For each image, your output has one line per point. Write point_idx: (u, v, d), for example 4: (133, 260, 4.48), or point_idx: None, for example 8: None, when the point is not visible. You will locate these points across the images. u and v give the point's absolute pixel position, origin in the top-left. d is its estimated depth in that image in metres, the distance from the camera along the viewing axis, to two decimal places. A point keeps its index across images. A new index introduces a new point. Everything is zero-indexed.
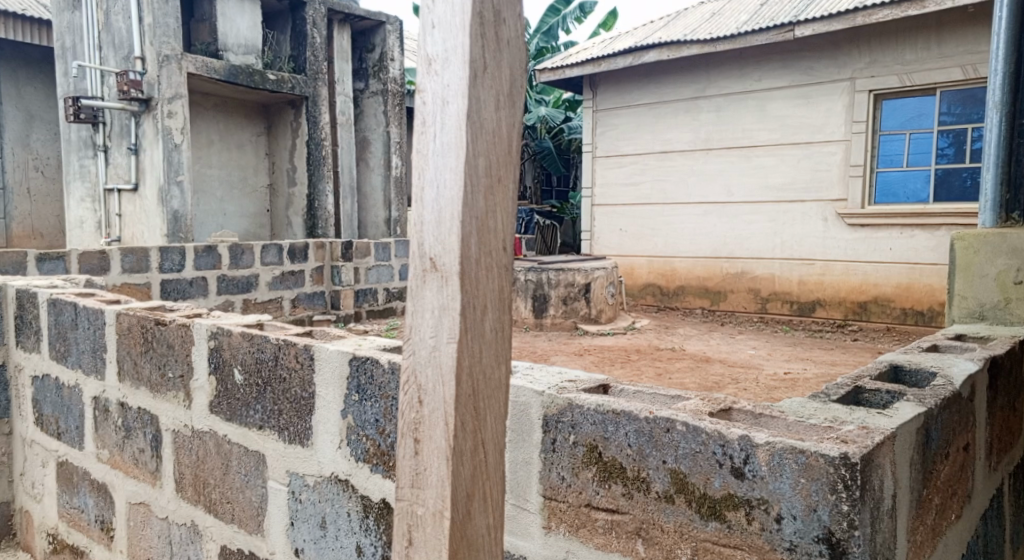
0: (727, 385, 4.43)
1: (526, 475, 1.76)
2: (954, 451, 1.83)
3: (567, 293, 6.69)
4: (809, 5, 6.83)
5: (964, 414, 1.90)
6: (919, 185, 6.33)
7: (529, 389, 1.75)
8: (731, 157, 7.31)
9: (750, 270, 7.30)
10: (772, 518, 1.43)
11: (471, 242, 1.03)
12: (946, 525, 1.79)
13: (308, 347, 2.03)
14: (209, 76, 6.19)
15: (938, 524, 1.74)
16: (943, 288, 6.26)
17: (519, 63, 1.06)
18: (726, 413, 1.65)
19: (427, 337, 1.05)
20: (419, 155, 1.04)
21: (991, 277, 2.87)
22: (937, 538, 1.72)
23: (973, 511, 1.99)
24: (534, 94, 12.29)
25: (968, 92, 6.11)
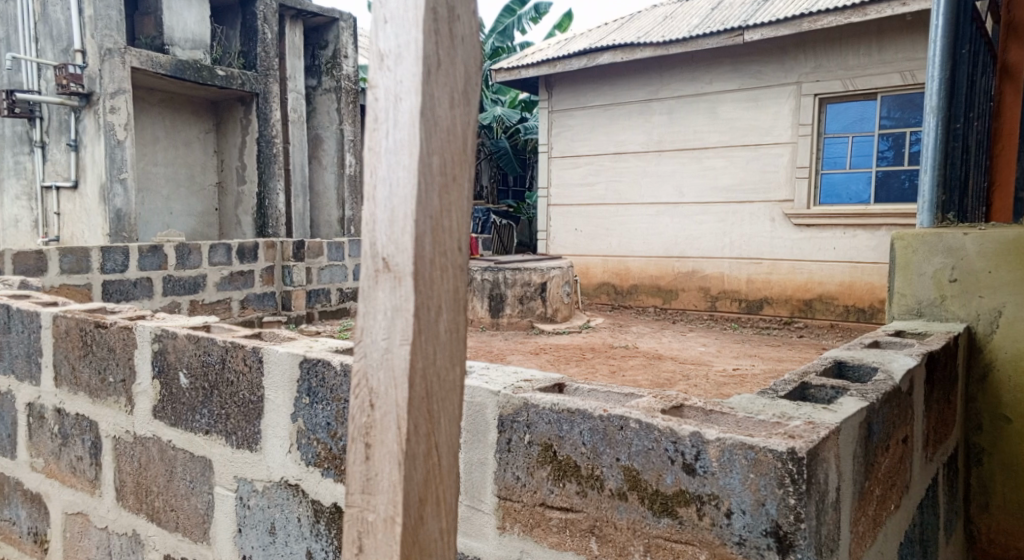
0: (678, 382, 4.49)
1: (480, 475, 1.75)
2: (894, 444, 1.88)
3: (523, 292, 6.68)
4: (757, 10, 6.95)
5: (902, 408, 1.94)
6: (861, 186, 6.52)
7: (484, 389, 1.75)
8: (682, 159, 7.40)
9: (700, 269, 7.39)
10: (722, 513, 1.45)
11: (425, 242, 1.01)
12: (886, 516, 1.83)
13: (257, 350, 1.99)
14: (155, 71, 6.03)
15: (878, 514, 1.77)
16: (883, 287, 6.44)
17: (473, 60, 1.04)
18: (677, 410, 1.67)
19: (379, 339, 1.03)
20: (371, 152, 1.02)
21: (928, 276, 2.77)
22: (877, 528, 1.76)
23: (911, 501, 2.03)
24: (490, 93, 12.29)
25: (906, 98, 6.28)
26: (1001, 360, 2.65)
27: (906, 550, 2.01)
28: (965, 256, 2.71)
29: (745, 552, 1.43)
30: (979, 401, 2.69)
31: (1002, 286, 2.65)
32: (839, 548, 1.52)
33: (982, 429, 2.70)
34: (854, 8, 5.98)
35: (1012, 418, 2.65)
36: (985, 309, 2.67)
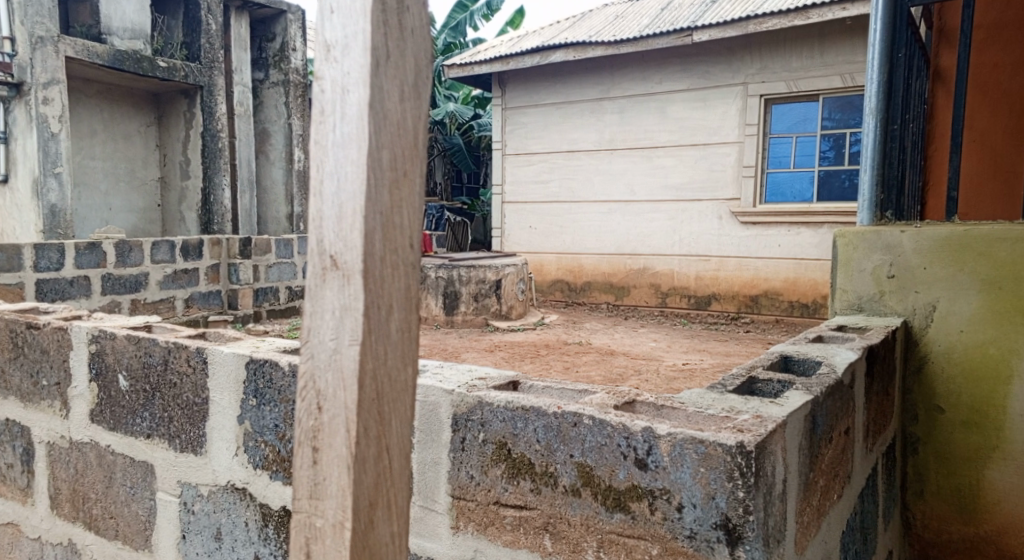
0: (630, 378, 4.52)
1: (433, 475, 1.74)
2: (836, 435, 1.91)
3: (477, 290, 6.65)
4: (705, 12, 7.03)
5: (844, 400, 1.97)
6: (804, 185, 6.68)
7: (438, 388, 1.73)
8: (633, 157, 7.46)
9: (651, 266, 7.46)
10: (673, 507, 1.45)
11: (376, 239, 0.98)
12: (829, 506, 1.86)
13: (201, 350, 1.94)
14: (91, 60, 5.85)
15: (822, 504, 1.80)
16: (826, 283, 6.58)
17: (424, 53, 1.01)
18: (630, 405, 1.67)
19: (327, 340, 1.00)
20: (317, 145, 1.00)
21: (868, 272, 2.72)
22: (821, 518, 1.78)
23: (852, 490, 2.07)
24: (443, 89, 12.23)
25: (846, 100, 6.44)
26: (937, 353, 2.62)
27: (848, 539, 2.05)
28: (903, 253, 2.65)
29: (696, 545, 1.44)
30: (915, 392, 2.66)
31: (938, 282, 2.61)
32: (786, 539, 1.53)
33: (918, 420, 2.67)
34: (797, 11, 6.09)
35: (946, 409, 2.62)
36: (921, 304, 2.64)
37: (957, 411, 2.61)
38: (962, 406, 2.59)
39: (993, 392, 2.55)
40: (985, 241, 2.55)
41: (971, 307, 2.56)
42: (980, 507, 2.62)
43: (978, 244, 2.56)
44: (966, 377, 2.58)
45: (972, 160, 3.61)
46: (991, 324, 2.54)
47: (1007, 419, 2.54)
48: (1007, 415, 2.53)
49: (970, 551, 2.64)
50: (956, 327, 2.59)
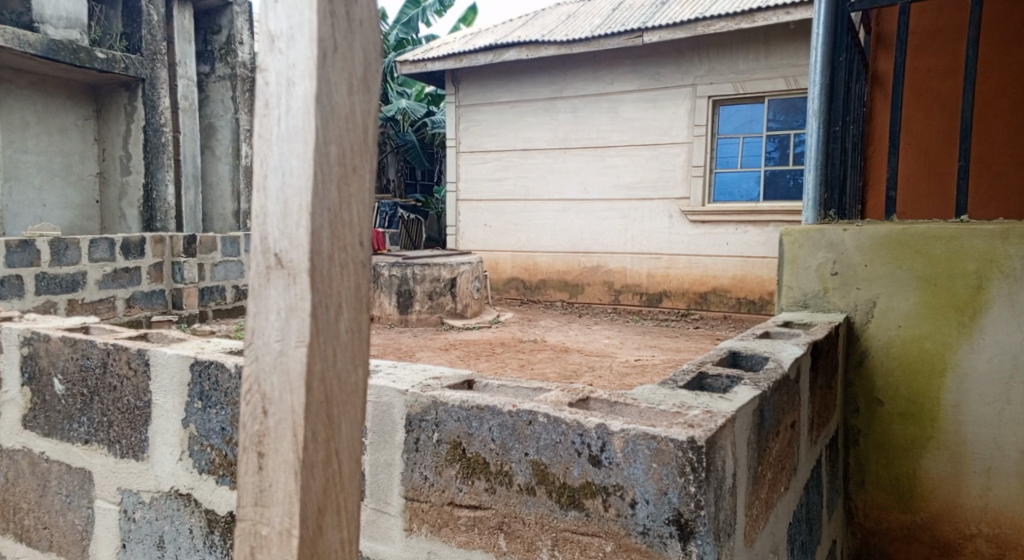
0: (584, 375, 4.53)
1: (386, 476, 1.72)
2: (783, 429, 1.93)
3: (432, 288, 6.61)
4: (655, 13, 7.09)
5: (790, 394, 1.99)
6: (751, 185, 6.81)
7: (392, 389, 1.71)
8: (586, 157, 7.50)
9: (604, 264, 7.50)
10: (627, 503, 1.44)
11: (324, 236, 0.95)
12: (777, 498, 1.87)
13: (142, 352, 1.88)
14: (22, 49, 5.64)
15: (770, 497, 1.81)
16: (772, 280, 6.72)
17: (374, 45, 0.99)
18: (584, 403, 1.66)
19: (272, 342, 0.97)
20: (261, 140, 0.96)
21: (813, 269, 2.75)
22: (768, 511, 1.79)
23: (798, 483, 2.10)
24: (395, 86, 12.14)
25: (790, 102, 6.59)
26: (876, 347, 2.64)
27: (795, 531, 2.08)
28: (845, 250, 2.68)
29: (649, 541, 1.43)
30: (856, 386, 2.68)
31: (877, 279, 2.64)
32: (735, 532, 1.54)
33: (859, 412, 2.68)
34: (743, 15, 6.19)
35: (885, 401, 2.64)
36: (862, 300, 2.66)
37: (895, 403, 2.62)
38: (900, 399, 2.61)
39: (930, 385, 2.57)
40: (921, 239, 2.56)
41: (908, 303, 2.59)
42: (917, 495, 2.63)
43: (915, 241, 2.57)
44: (903, 371, 2.60)
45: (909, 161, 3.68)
46: (927, 319, 2.56)
47: (942, 410, 2.56)
48: (943, 406, 2.56)
49: (908, 538, 2.66)
50: (894, 322, 2.61)
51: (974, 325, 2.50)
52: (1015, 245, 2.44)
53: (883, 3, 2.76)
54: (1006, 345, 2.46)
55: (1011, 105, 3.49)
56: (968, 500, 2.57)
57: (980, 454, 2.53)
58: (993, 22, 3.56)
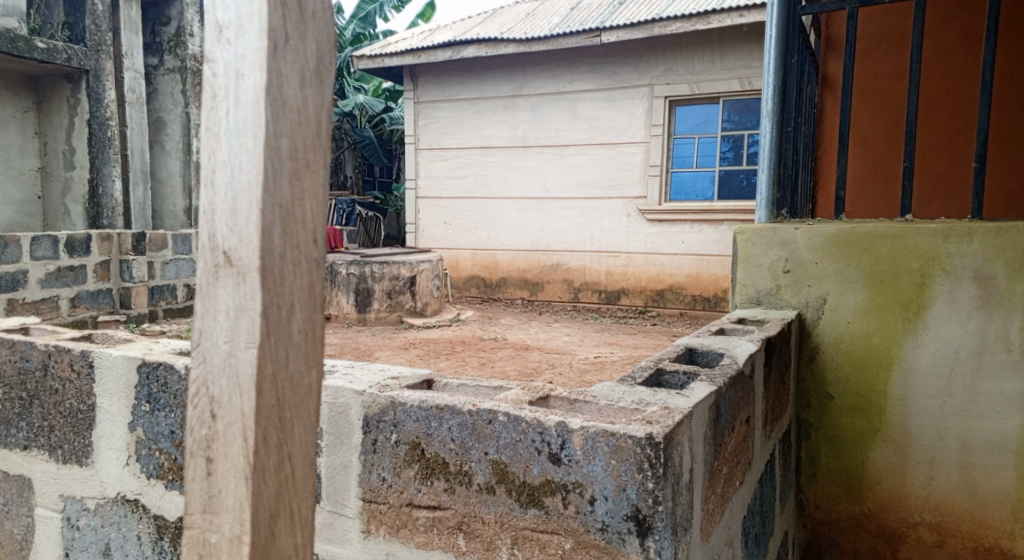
0: (544, 372, 4.53)
1: (344, 478, 1.69)
2: (738, 424, 1.94)
3: (391, 286, 6.56)
4: (612, 13, 7.12)
5: (745, 390, 2.01)
6: (705, 185, 6.89)
7: (349, 389, 1.68)
8: (545, 155, 7.50)
9: (564, 262, 7.52)
10: (586, 500, 1.43)
11: (275, 233, 0.92)
12: (732, 492, 1.88)
13: (86, 353, 1.82)
14: None
15: (726, 491, 1.82)
16: (726, 277, 6.81)
17: (327, 37, 0.96)
18: (544, 401, 1.65)
19: (221, 343, 0.94)
20: (209, 133, 0.93)
21: (766, 267, 2.77)
22: (724, 504, 1.80)
23: (752, 477, 2.12)
24: (352, 81, 12.02)
25: (744, 102, 6.67)
26: (827, 343, 2.67)
27: (749, 524, 2.10)
28: (797, 249, 2.71)
29: (608, 538, 1.42)
30: (808, 380, 2.71)
31: (828, 276, 2.67)
32: (692, 528, 1.54)
33: (810, 406, 2.72)
34: (698, 16, 6.24)
35: (835, 395, 2.67)
36: (813, 297, 2.70)
37: (845, 397, 2.66)
38: (849, 392, 2.65)
39: (876, 379, 2.61)
40: (870, 237, 2.60)
41: (857, 300, 2.63)
42: (865, 486, 2.67)
43: (863, 240, 2.61)
44: (852, 365, 2.64)
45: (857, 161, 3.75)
46: (875, 315, 2.60)
47: (889, 404, 2.61)
48: (889, 400, 2.60)
49: (856, 528, 2.70)
50: (844, 319, 2.65)
51: (919, 320, 2.55)
52: (956, 243, 2.49)
53: (833, 7, 2.79)
54: (948, 340, 2.51)
55: (951, 107, 3.58)
56: (913, 491, 2.61)
57: (924, 446, 2.58)
58: (938, 25, 3.61)
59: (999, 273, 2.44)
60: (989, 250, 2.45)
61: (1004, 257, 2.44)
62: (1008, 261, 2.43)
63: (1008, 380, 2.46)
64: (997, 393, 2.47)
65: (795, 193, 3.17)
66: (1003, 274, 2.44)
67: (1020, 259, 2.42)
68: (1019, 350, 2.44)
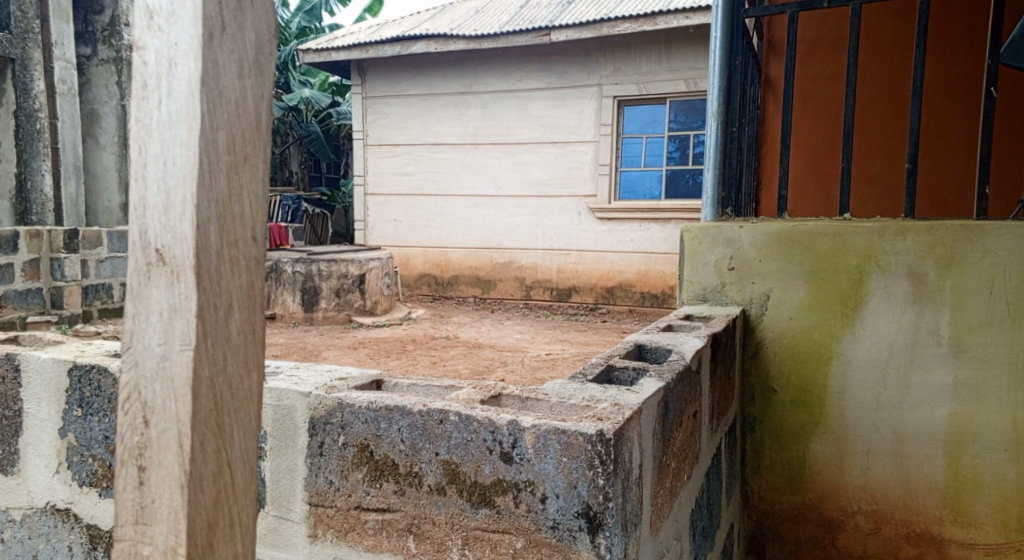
0: (496, 369, 4.52)
1: (289, 483, 1.65)
2: (685, 419, 1.94)
3: (340, 285, 6.46)
4: (561, 12, 7.13)
5: (692, 385, 2.01)
6: (653, 184, 6.95)
7: (294, 391, 1.64)
8: (496, 153, 7.48)
9: (516, 260, 7.51)
10: (537, 498, 1.41)
11: (211, 232, 0.88)
12: (680, 486, 1.89)
13: (12, 357, 1.74)
14: None
15: (674, 486, 1.82)
16: (673, 274, 6.90)
17: (267, 28, 0.92)
18: (495, 400, 1.63)
19: (154, 345, 0.89)
20: (140, 124, 0.89)
21: (711, 264, 2.80)
22: (673, 498, 1.80)
23: (699, 471, 2.12)
24: (298, 75, 11.85)
25: (690, 103, 6.74)
26: (770, 339, 2.71)
27: (696, 516, 2.10)
28: (741, 246, 2.74)
29: (559, 535, 1.40)
30: (752, 375, 2.74)
31: (771, 273, 2.70)
32: (641, 523, 1.53)
33: (754, 401, 2.75)
34: (646, 17, 6.29)
35: (778, 389, 2.71)
36: (756, 293, 2.73)
37: (787, 391, 2.70)
38: (792, 386, 2.69)
39: (817, 373, 2.65)
40: (811, 235, 2.64)
41: (799, 296, 2.66)
42: (806, 478, 2.71)
43: (804, 238, 2.65)
44: (794, 360, 2.68)
45: (797, 161, 3.81)
46: (815, 311, 2.65)
47: (828, 397, 2.65)
48: (828, 393, 2.65)
49: (798, 517, 2.74)
50: (786, 315, 2.68)
51: (857, 316, 2.60)
52: (892, 240, 2.54)
53: (774, 10, 2.82)
54: (884, 334, 2.57)
55: (888, 108, 3.66)
56: (851, 481, 2.66)
57: (861, 437, 2.63)
58: (872, 30, 3.67)
59: (930, 270, 2.50)
60: (922, 247, 2.51)
61: (935, 254, 2.49)
62: (939, 257, 2.49)
63: (939, 372, 2.52)
64: (928, 385, 2.53)
65: (740, 191, 3.20)
66: (934, 270, 2.50)
67: (949, 256, 2.48)
68: (949, 343, 2.50)
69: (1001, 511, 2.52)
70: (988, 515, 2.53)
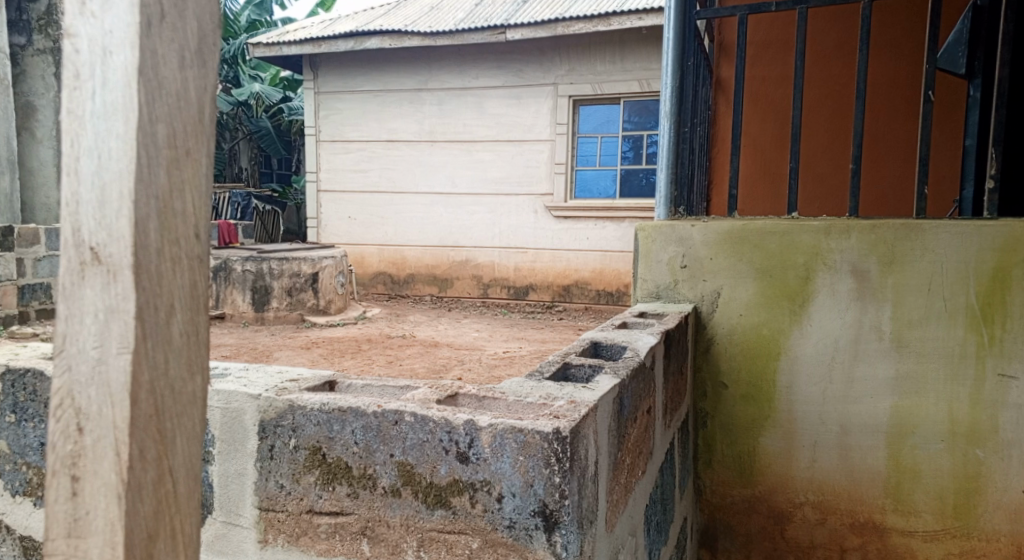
0: (453, 368, 4.48)
1: (238, 488, 1.60)
2: (639, 415, 1.94)
3: (291, 284, 6.34)
4: (516, 10, 7.12)
5: (646, 381, 2.02)
6: (608, 183, 6.99)
7: (243, 394, 1.59)
8: (451, 151, 7.44)
9: (473, 258, 7.48)
10: (493, 498, 1.39)
11: (150, 229, 0.84)
12: (634, 482, 1.88)
13: None
14: None
15: (629, 481, 1.82)
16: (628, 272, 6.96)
17: (210, 17, 0.88)
18: (452, 400, 1.60)
19: (89, 349, 0.85)
20: (72, 116, 0.84)
21: (664, 262, 2.81)
22: (628, 494, 1.80)
23: (653, 467, 2.12)
24: (249, 69, 11.66)
25: (643, 104, 6.80)
26: (720, 335, 2.73)
27: (650, 511, 2.11)
28: (693, 245, 2.75)
29: (515, 535, 1.38)
30: (703, 371, 2.76)
31: (722, 271, 2.73)
32: (597, 520, 1.52)
33: (706, 396, 2.77)
34: (600, 17, 6.31)
35: (728, 385, 2.73)
36: (708, 291, 2.75)
37: (738, 386, 2.72)
38: (741, 381, 2.71)
39: (766, 368, 2.68)
40: (760, 233, 2.67)
41: (748, 294, 2.69)
42: (756, 471, 2.74)
43: (754, 235, 2.68)
44: (744, 356, 2.70)
45: (747, 161, 3.86)
46: (764, 307, 2.67)
47: (776, 391, 2.68)
48: (777, 388, 2.68)
49: (747, 510, 2.76)
50: (736, 312, 2.71)
51: (804, 312, 2.63)
52: (837, 238, 2.58)
53: (725, 12, 2.83)
54: (830, 329, 2.61)
55: (837, 109, 3.72)
56: (798, 474, 2.69)
57: (808, 431, 2.66)
58: (819, 33, 3.73)
59: (873, 267, 2.55)
60: (865, 246, 2.55)
61: (877, 252, 2.54)
62: (881, 256, 2.54)
63: (881, 366, 2.57)
64: (872, 379, 2.58)
65: (691, 191, 3.23)
66: (876, 268, 2.55)
67: (890, 254, 2.53)
68: (890, 338, 2.55)
69: (939, 500, 2.57)
70: (926, 503, 2.58)
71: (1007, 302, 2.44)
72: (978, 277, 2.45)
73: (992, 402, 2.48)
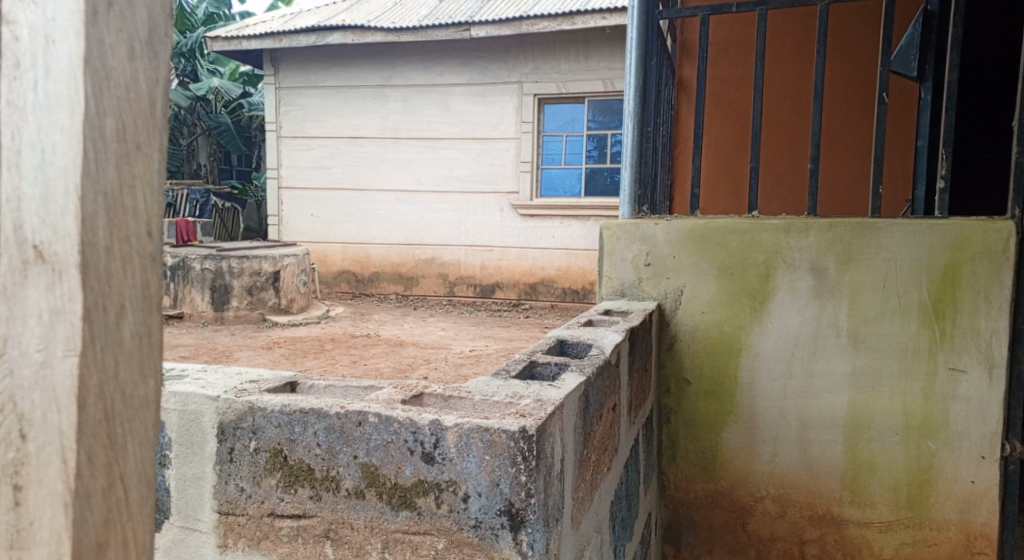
0: (418, 367, 4.45)
1: (196, 492, 1.57)
2: (604, 412, 1.94)
3: (252, 283, 6.26)
4: (481, 8, 7.10)
5: (611, 378, 2.01)
6: (573, 181, 7.00)
7: (201, 396, 1.56)
8: (416, 148, 7.39)
9: (439, 256, 7.45)
10: (459, 498, 1.37)
11: (98, 226, 0.81)
12: (600, 479, 1.88)
13: None
14: None
15: (594, 478, 1.82)
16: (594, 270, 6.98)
17: (161, 6, 0.85)
18: (417, 399, 1.58)
19: (32, 352, 0.80)
20: (11, 107, 0.80)
21: (628, 260, 2.81)
22: (593, 491, 1.79)
23: (618, 463, 2.12)
24: (206, 64, 11.46)
25: (607, 103, 6.83)
26: (683, 332, 2.74)
27: (615, 508, 2.10)
28: (656, 243, 2.76)
29: (480, 535, 1.36)
30: (667, 367, 2.77)
31: (685, 269, 2.74)
32: (563, 518, 1.51)
33: (669, 392, 2.78)
34: (564, 16, 6.32)
35: (691, 381, 2.75)
36: (671, 288, 2.76)
37: (700, 382, 2.74)
38: (704, 377, 2.73)
39: (727, 364, 2.70)
40: (721, 232, 2.69)
41: (710, 291, 2.71)
42: (718, 466, 2.75)
43: (715, 234, 2.69)
44: (706, 352, 2.72)
45: (709, 161, 3.89)
46: (726, 304, 2.69)
47: (738, 387, 2.70)
48: (738, 383, 2.70)
49: (710, 504, 2.77)
50: (698, 309, 2.72)
51: (764, 309, 2.65)
52: (797, 236, 2.61)
53: (687, 12, 2.84)
54: (789, 325, 2.63)
55: (798, 109, 3.76)
56: (759, 468, 2.71)
57: (768, 426, 2.69)
58: (778, 34, 3.77)
59: (830, 265, 2.58)
60: (823, 244, 2.58)
61: (835, 250, 2.57)
62: (838, 253, 2.57)
63: (839, 361, 2.60)
64: (830, 374, 2.61)
65: (654, 189, 3.23)
66: (833, 266, 2.58)
67: (847, 251, 2.56)
68: (847, 334, 2.58)
69: (893, 492, 2.61)
70: (881, 495, 2.62)
71: (958, 298, 2.48)
72: (930, 274, 2.49)
73: (943, 395, 2.51)
